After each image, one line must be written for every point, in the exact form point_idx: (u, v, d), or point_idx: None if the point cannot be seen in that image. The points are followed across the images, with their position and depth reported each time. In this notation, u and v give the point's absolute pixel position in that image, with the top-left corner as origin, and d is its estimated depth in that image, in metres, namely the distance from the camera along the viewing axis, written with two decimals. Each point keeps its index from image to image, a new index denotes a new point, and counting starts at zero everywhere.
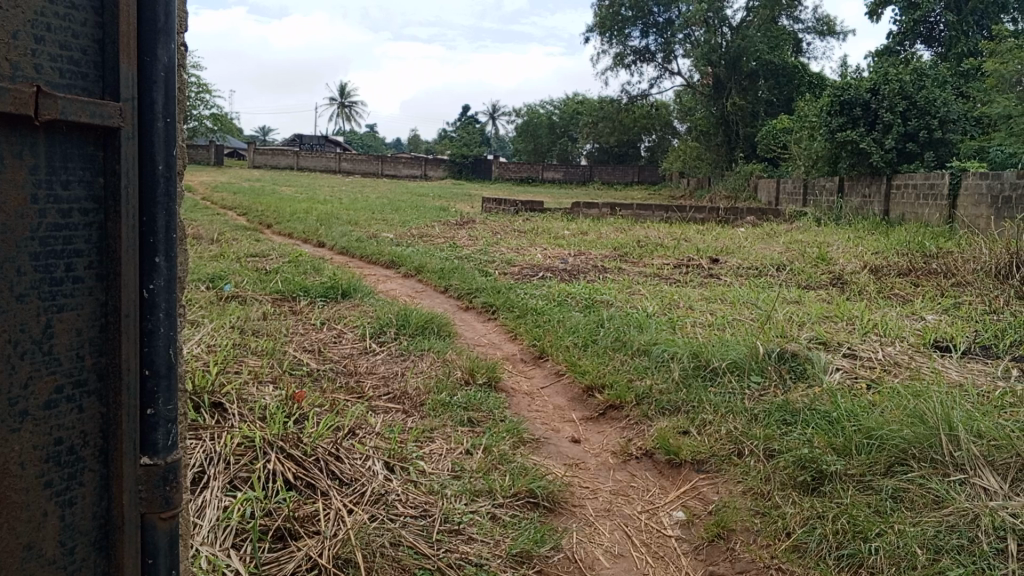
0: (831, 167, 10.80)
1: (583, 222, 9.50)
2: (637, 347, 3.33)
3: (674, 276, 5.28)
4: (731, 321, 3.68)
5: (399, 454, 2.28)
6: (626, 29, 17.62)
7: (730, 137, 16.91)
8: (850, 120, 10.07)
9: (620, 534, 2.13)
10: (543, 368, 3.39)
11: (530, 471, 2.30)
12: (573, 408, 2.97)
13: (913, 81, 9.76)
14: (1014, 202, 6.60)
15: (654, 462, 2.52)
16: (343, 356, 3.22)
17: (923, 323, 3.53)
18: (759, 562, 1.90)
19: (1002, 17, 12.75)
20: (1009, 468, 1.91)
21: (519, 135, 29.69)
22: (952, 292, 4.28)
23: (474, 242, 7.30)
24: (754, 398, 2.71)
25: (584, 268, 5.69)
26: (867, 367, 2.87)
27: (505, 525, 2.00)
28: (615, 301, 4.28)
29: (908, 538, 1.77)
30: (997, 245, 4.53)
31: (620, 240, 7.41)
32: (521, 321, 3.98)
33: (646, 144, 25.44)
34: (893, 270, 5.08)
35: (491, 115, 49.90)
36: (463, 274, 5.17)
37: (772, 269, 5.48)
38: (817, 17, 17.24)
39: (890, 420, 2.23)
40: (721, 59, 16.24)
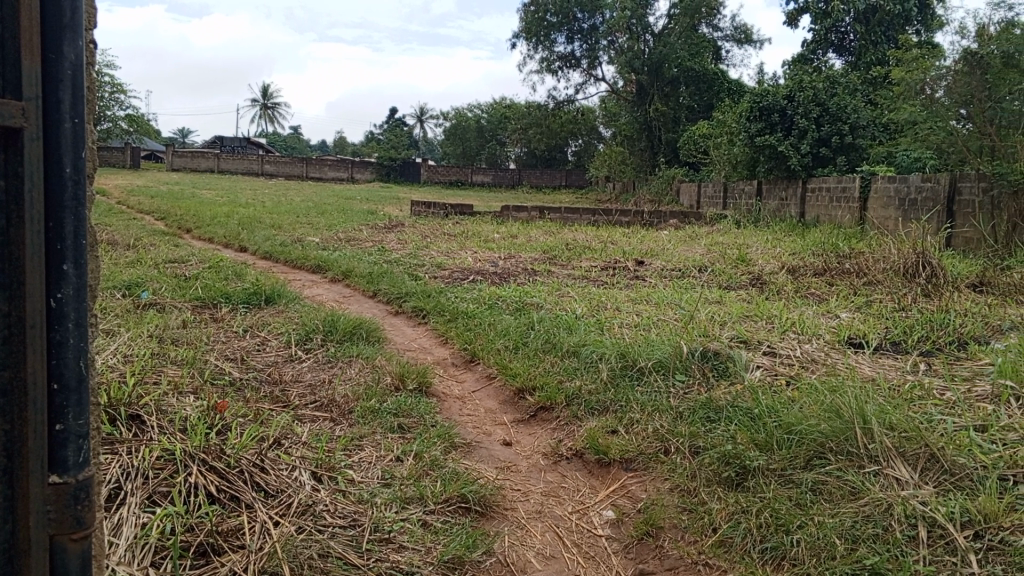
0: (750, 171, 11.16)
1: (512, 225, 9.53)
2: (566, 349, 3.35)
3: (602, 278, 5.36)
4: (657, 321, 3.75)
5: (326, 463, 2.22)
6: (552, 35, 17.69)
7: (653, 142, 17.36)
8: (768, 126, 10.43)
9: (552, 535, 2.13)
10: (474, 371, 3.37)
11: (461, 476, 2.27)
12: (504, 411, 2.97)
13: (826, 89, 10.19)
14: (918, 204, 6.95)
15: (584, 462, 2.54)
16: (267, 364, 3.13)
17: (837, 321, 3.67)
18: (687, 558, 1.94)
19: (907, 29, 13.43)
20: (919, 458, 1.99)
21: (447, 138, 29.62)
22: (864, 290, 4.47)
23: (403, 246, 7.24)
24: (680, 396, 2.76)
25: (514, 271, 5.70)
26: (785, 364, 2.96)
27: (436, 532, 1.97)
28: (545, 303, 4.31)
29: (828, 529, 1.82)
30: (904, 246, 4.76)
31: (549, 243, 7.48)
32: (452, 325, 3.95)
33: (573, 148, 25.77)
34: (810, 270, 5.27)
35: (419, 119, 49.63)
36: (392, 279, 5.12)
37: (695, 270, 5.63)
38: (736, 25, 17.80)
39: (809, 415, 2.29)
40: (644, 65, 16.59)
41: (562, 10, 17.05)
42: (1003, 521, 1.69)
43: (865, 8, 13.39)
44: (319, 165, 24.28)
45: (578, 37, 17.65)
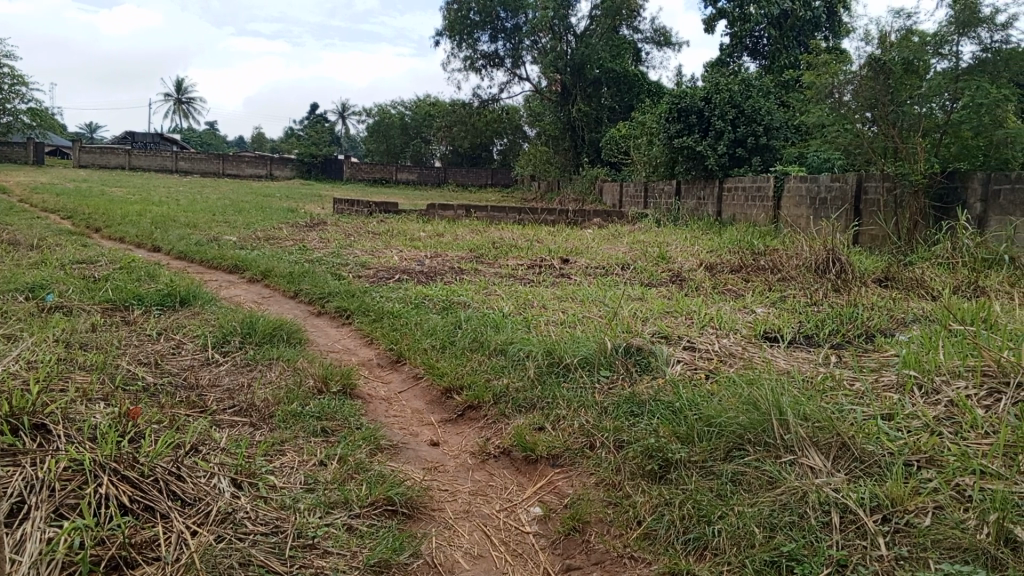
0: (670, 171, 11.44)
1: (438, 224, 9.46)
2: (494, 347, 3.34)
3: (527, 276, 5.38)
4: (582, 318, 3.79)
5: (246, 469, 2.15)
6: (475, 33, 17.63)
7: (576, 142, 17.78)
8: (687, 127, 10.70)
9: (479, 534, 2.12)
10: (400, 372, 3.33)
11: (387, 478, 2.24)
12: (431, 411, 2.94)
13: (741, 91, 10.53)
14: (828, 203, 7.26)
15: (512, 460, 2.53)
16: (183, 368, 3.00)
17: (753, 316, 3.79)
18: (613, 551, 1.96)
19: (817, 35, 14.01)
20: (831, 447, 2.06)
21: (370, 135, 29.21)
22: (778, 286, 4.62)
23: (326, 245, 7.09)
24: (605, 391, 2.79)
25: (440, 269, 5.67)
26: (704, 358, 3.03)
27: (361, 536, 1.93)
28: (471, 302, 4.29)
29: (747, 518, 1.86)
30: (815, 244, 4.94)
31: (475, 242, 7.48)
32: (377, 325, 3.89)
33: (498, 147, 25.86)
34: (727, 267, 5.41)
35: (341, 115, 48.82)
36: (314, 278, 5.01)
37: (617, 268, 5.72)
38: (655, 28, 18.18)
39: (728, 407, 2.36)
40: (568, 66, 16.75)
41: (485, 9, 17.00)
42: (908, 505, 1.77)
43: (778, 13, 13.89)
44: (237, 161, 23.57)
45: (501, 36, 17.66)
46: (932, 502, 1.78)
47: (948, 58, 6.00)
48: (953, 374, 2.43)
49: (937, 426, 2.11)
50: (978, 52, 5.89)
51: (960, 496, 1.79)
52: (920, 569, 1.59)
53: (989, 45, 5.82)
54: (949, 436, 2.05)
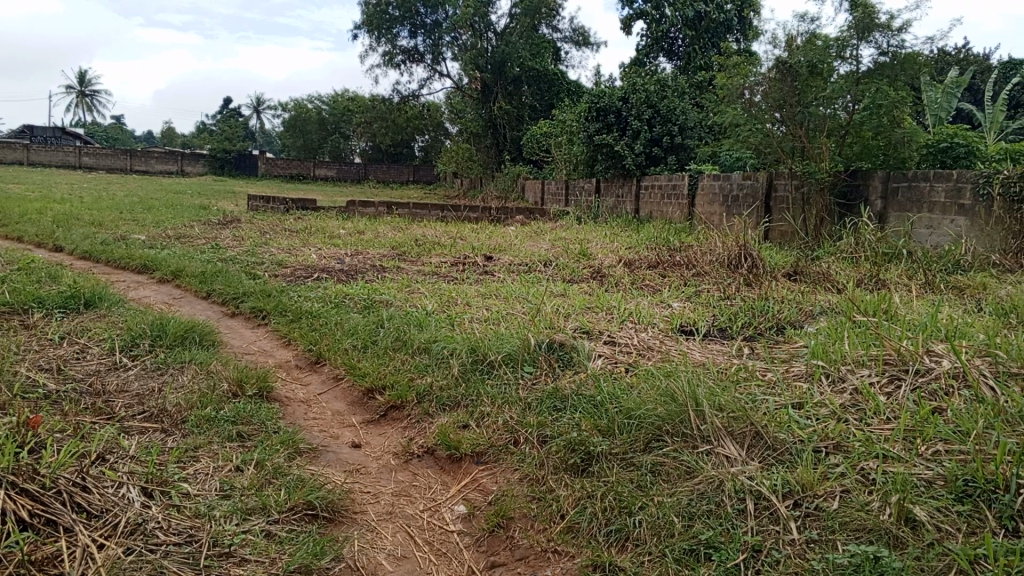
0: (589, 169, 11.60)
1: (358, 221, 9.29)
2: (417, 346, 3.30)
3: (450, 274, 5.35)
4: (505, 315, 3.79)
5: (157, 478, 2.06)
6: (394, 28, 17.41)
7: (498, 140, 17.74)
8: (606, 126, 10.87)
9: (403, 535, 2.09)
10: (320, 373, 3.25)
11: (307, 482, 2.17)
12: (353, 413, 2.88)
13: (657, 91, 10.76)
14: (740, 200, 7.51)
15: (436, 459, 2.51)
16: (88, 374, 2.85)
17: (670, 310, 3.88)
18: (537, 547, 1.97)
19: (729, 37, 14.48)
20: (745, 436, 2.12)
21: (287, 130, 28.50)
22: (693, 281, 4.75)
23: (240, 243, 6.86)
24: (528, 387, 2.80)
25: (361, 267, 5.57)
26: (624, 352, 3.08)
27: (281, 542, 1.87)
28: (393, 300, 4.22)
29: (666, 508, 1.90)
30: (728, 239, 5.09)
31: (397, 239, 7.38)
32: (295, 325, 3.79)
33: (419, 143, 25.66)
34: (645, 263, 5.51)
35: (256, 109, 47.45)
36: (227, 278, 4.84)
37: (540, 264, 5.76)
38: (574, 28, 18.41)
39: (647, 400, 2.40)
40: (488, 63, 16.75)
41: (405, 4, 16.82)
42: (817, 490, 1.84)
43: (692, 16, 14.30)
44: (145, 157, 22.59)
45: (421, 32, 17.53)
46: (840, 486, 1.85)
47: (849, 61, 6.27)
48: (857, 363, 2.55)
49: (844, 413, 2.21)
50: (877, 56, 6.16)
51: (866, 479, 1.87)
52: (829, 551, 1.65)
53: (886, 49, 6.10)
54: (854, 423, 2.15)
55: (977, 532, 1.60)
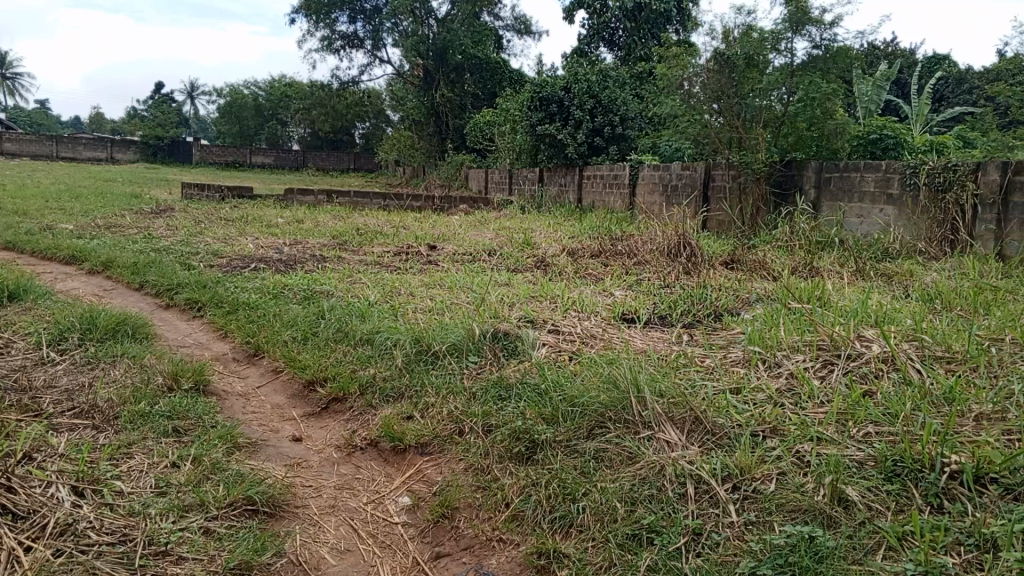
0: (532, 159, 11.61)
1: (298, 210, 9.11)
2: (359, 337, 3.25)
3: (393, 264, 5.29)
4: (449, 305, 3.77)
5: (89, 476, 1.98)
6: (332, 13, 17.09)
7: (441, 128, 17.60)
8: (548, 116, 10.88)
9: (346, 528, 2.06)
10: (258, 366, 3.18)
11: (247, 477, 2.12)
12: (293, 406, 2.82)
13: (599, 82, 10.82)
14: (680, 190, 7.62)
15: (379, 451, 2.48)
16: (13, 369, 2.72)
17: (612, 299, 3.91)
18: (482, 536, 1.97)
19: (669, 28, 14.66)
20: (686, 421, 2.16)
21: (222, 117, 27.72)
22: (635, 270, 4.80)
23: (174, 232, 6.65)
24: (473, 376, 2.79)
25: (301, 257, 5.47)
26: (568, 341, 3.10)
27: (220, 538, 1.82)
28: (334, 291, 4.15)
29: (610, 494, 1.91)
30: (668, 228, 5.16)
31: (338, 228, 7.27)
32: (232, 317, 3.69)
33: (359, 130, 25.29)
34: (588, 252, 5.56)
35: (189, 95, 46.02)
36: (161, 269, 4.69)
37: (483, 254, 5.74)
38: (516, 16, 18.37)
39: (590, 387, 2.42)
40: (430, 50, 16.58)
41: None
42: (755, 473, 1.88)
43: (632, 7, 14.42)
44: (72, 143, 21.69)
45: (361, 18, 17.24)
46: (777, 469, 1.89)
47: (784, 54, 6.44)
48: (793, 349, 2.62)
49: (780, 398, 2.26)
50: (810, 49, 6.36)
51: (801, 461, 1.92)
52: (767, 532, 1.69)
53: (819, 43, 6.30)
54: (790, 407, 2.20)
55: (905, 510, 1.66)
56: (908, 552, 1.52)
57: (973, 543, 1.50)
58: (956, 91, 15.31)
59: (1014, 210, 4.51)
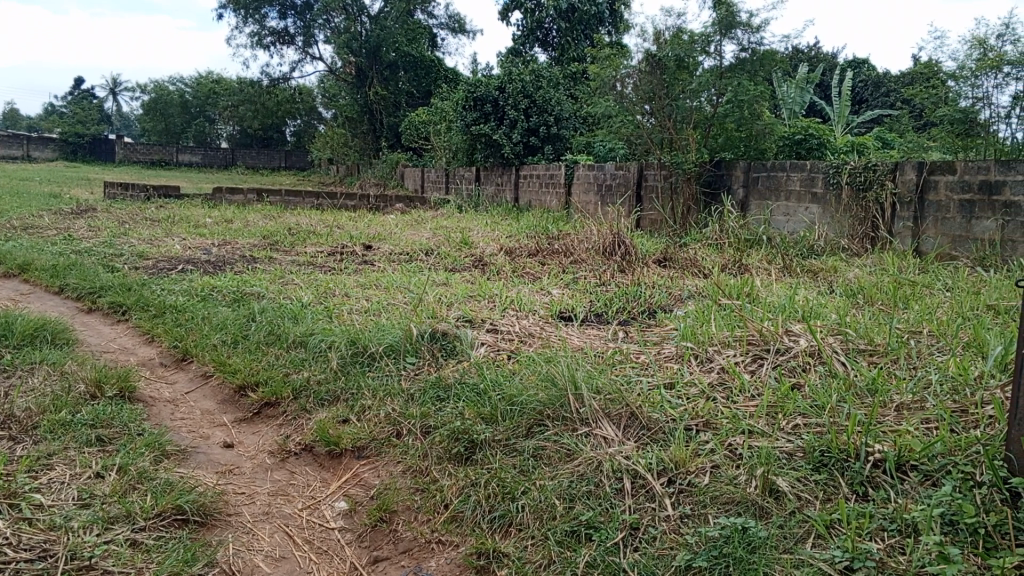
0: (468, 158, 11.58)
1: (227, 209, 8.86)
2: (292, 340, 3.18)
3: (327, 264, 5.20)
4: (386, 305, 3.72)
5: (5, 491, 1.88)
6: (262, 9, 16.68)
7: (375, 126, 17.36)
8: (483, 115, 10.88)
9: (281, 535, 2.01)
10: (187, 371, 3.07)
11: (176, 485, 2.05)
12: (224, 412, 2.74)
13: (533, 82, 10.87)
14: (614, 189, 7.73)
15: (314, 456, 2.43)
16: None
17: (549, 297, 3.93)
18: (421, 538, 1.95)
19: (601, 30, 14.84)
20: (622, 416, 2.18)
21: (146, 114, 26.77)
22: (571, 268, 4.84)
23: (95, 233, 6.38)
24: (411, 377, 2.76)
25: (231, 259, 5.31)
26: (506, 340, 3.09)
27: (147, 550, 1.75)
28: (266, 292, 4.05)
29: (548, 491, 1.92)
30: (603, 227, 5.22)
31: (269, 228, 7.10)
32: (158, 321, 3.56)
33: (291, 128, 24.79)
34: (525, 251, 5.58)
35: (112, 91, 44.28)
36: (82, 271, 4.48)
37: (420, 253, 5.69)
38: (450, 15, 18.31)
39: (529, 385, 2.42)
40: (362, 48, 16.36)
41: None
42: (690, 466, 1.91)
43: (565, 8, 14.53)
44: None
45: (291, 14, 16.89)
46: (710, 462, 1.93)
47: (713, 56, 6.59)
48: (724, 344, 2.69)
49: (711, 392, 2.31)
50: (737, 52, 6.54)
51: (732, 454, 1.96)
52: (702, 524, 1.72)
53: (747, 46, 6.49)
54: (721, 400, 2.26)
55: (832, 499, 1.72)
56: (834, 540, 1.57)
57: (895, 528, 1.56)
58: (875, 94, 15.91)
59: (929, 208, 4.73)
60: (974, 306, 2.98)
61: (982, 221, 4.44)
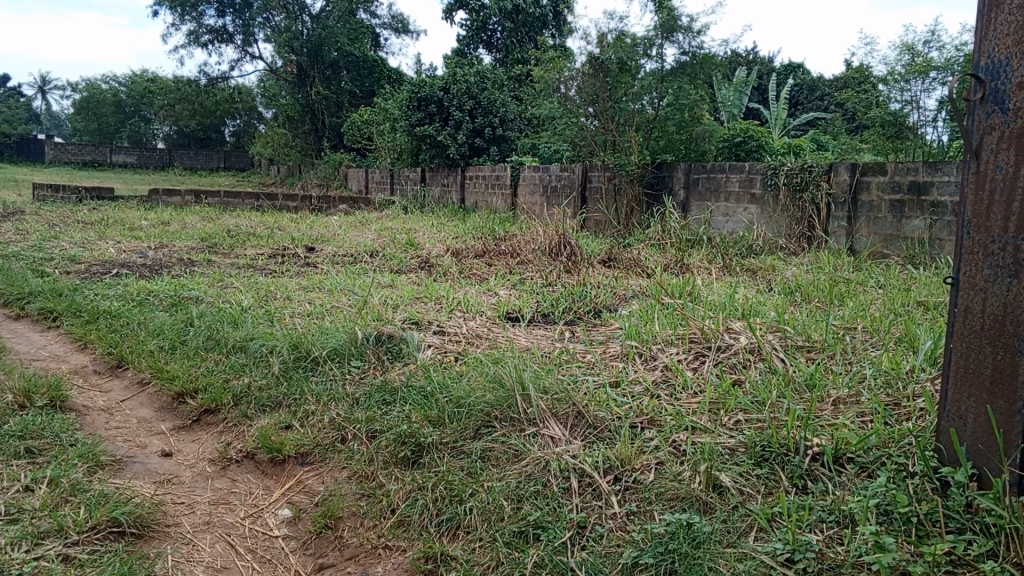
0: (413, 158, 11.51)
1: (164, 211, 8.63)
2: (233, 345, 3.10)
3: (268, 266, 5.10)
4: (329, 308, 3.67)
5: None
6: (199, 6, 16.29)
7: (317, 126, 17.08)
8: (427, 116, 10.81)
9: (223, 545, 1.95)
10: (122, 379, 2.97)
11: (111, 497, 1.97)
12: (161, 420, 2.66)
13: (477, 83, 10.86)
14: (559, 190, 7.78)
15: (256, 463, 2.37)
16: None
17: (496, 298, 3.92)
18: (367, 544, 1.91)
19: (545, 32, 14.93)
20: (569, 416, 2.19)
21: (77, 113, 25.85)
22: (518, 269, 4.85)
23: (24, 236, 6.12)
24: (356, 382, 2.72)
25: (168, 262, 5.16)
26: (453, 341, 3.08)
27: (81, 566, 1.68)
28: (205, 296, 3.95)
29: (496, 493, 1.91)
30: (549, 228, 5.24)
31: (207, 230, 6.92)
32: (92, 327, 3.43)
33: (230, 128, 24.27)
34: (471, 252, 5.57)
35: (40, 89, 42.62)
36: (8, 276, 4.29)
37: (365, 255, 5.63)
38: (393, 15, 18.16)
39: (476, 387, 2.41)
40: (304, 47, 16.08)
41: None
42: (635, 463, 1.93)
43: (510, 9, 14.57)
44: None
45: (229, 11, 16.53)
46: (655, 459, 1.95)
47: (654, 59, 6.69)
48: (667, 342, 2.73)
49: (655, 390, 2.34)
50: (678, 55, 6.65)
51: (677, 450, 1.99)
52: (648, 521, 1.74)
53: (687, 49, 6.60)
54: (665, 398, 2.28)
55: (773, 492, 1.75)
56: (776, 532, 1.60)
57: (833, 519, 1.60)
58: (809, 97, 16.37)
59: (863, 208, 4.88)
60: (905, 302, 3.08)
61: (911, 220, 4.57)
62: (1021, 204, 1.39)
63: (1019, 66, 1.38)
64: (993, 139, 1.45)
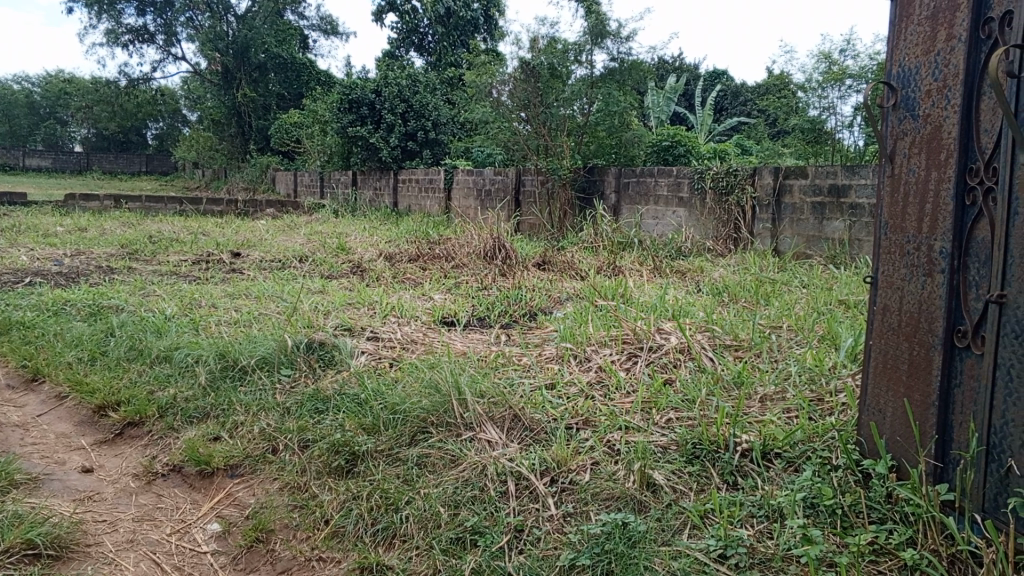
0: (344, 161, 11.34)
1: (81, 217, 8.28)
2: (156, 355, 2.99)
3: (193, 273, 4.94)
4: (258, 316, 3.57)
5: None
6: (117, 4, 15.74)
7: (243, 128, 16.66)
8: (359, 118, 10.65)
9: (148, 564, 1.87)
10: (36, 393, 2.82)
11: (25, 518, 1.86)
12: (81, 435, 2.53)
13: (409, 86, 10.78)
14: (493, 193, 7.79)
15: (183, 477, 2.29)
16: None
17: (431, 303, 3.89)
18: (299, 557, 1.86)
19: (477, 36, 14.95)
20: (505, 419, 2.19)
21: None
22: (452, 273, 4.82)
23: None
24: (287, 391, 2.65)
25: (85, 270, 4.94)
26: (387, 347, 3.04)
27: None
28: (126, 305, 3.80)
29: (433, 499, 1.89)
30: (483, 232, 5.25)
31: (128, 236, 6.66)
32: (3, 339, 3.26)
33: (153, 130, 23.48)
34: (405, 256, 5.51)
35: None
36: None
37: (294, 260, 5.51)
38: (322, 16, 17.86)
39: (411, 394, 2.39)
40: (229, 47, 15.68)
41: None
42: (571, 464, 1.94)
43: (441, 12, 14.54)
44: None
45: (150, 10, 16.01)
46: (591, 460, 1.96)
47: (585, 64, 6.77)
48: (601, 343, 2.76)
49: (590, 391, 2.36)
50: (608, 61, 6.74)
51: (612, 450, 2.00)
52: (585, 521, 1.75)
53: (615, 55, 6.71)
54: (600, 399, 2.30)
55: (706, 489, 1.79)
56: (709, 529, 1.63)
57: (763, 514, 1.64)
58: (734, 103, 16.89)
59: (786, 210, 5.04)
60: (827, 301, 3.19)
61: (831, 221, 4.73)
62: (932, 205, 1.44)
63: (928, 74, 1.44)
64: (905, 143, 1.51)
